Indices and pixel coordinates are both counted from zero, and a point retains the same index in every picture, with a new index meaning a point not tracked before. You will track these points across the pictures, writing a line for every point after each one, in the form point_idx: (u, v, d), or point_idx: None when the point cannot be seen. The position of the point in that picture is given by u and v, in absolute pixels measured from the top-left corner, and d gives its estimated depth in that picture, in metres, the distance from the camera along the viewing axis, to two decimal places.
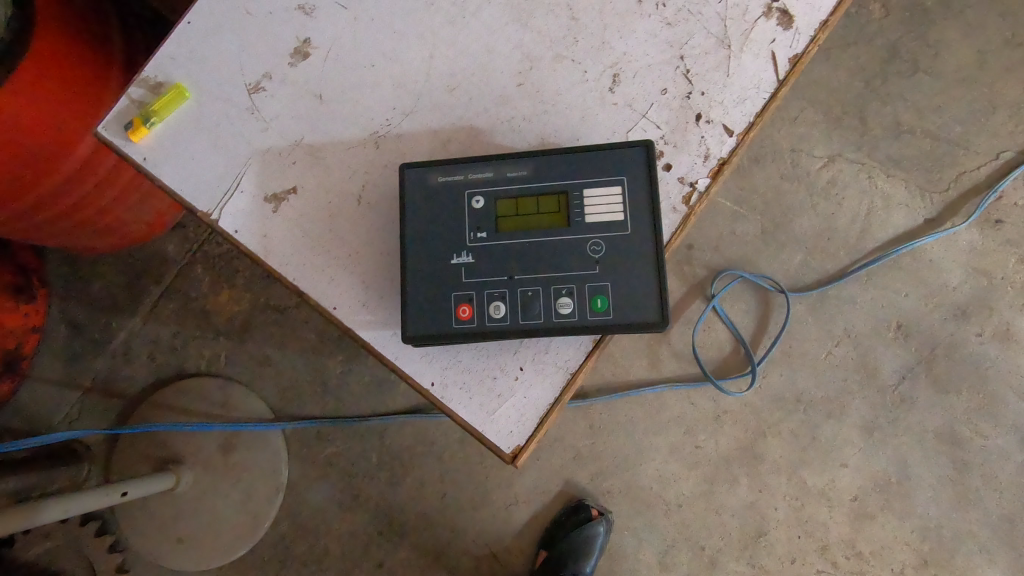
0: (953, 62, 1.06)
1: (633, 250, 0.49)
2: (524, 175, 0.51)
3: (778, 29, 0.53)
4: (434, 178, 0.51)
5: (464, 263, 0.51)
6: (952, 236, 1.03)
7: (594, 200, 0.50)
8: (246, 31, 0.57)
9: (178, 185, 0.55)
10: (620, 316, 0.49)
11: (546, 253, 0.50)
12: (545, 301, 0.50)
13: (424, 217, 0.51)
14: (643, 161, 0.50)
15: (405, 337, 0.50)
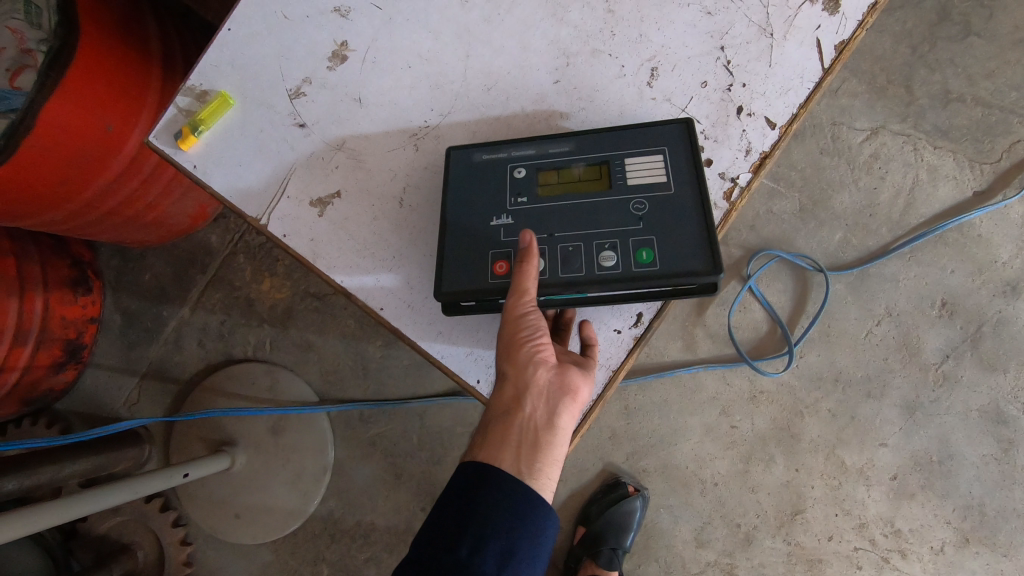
0: (1007, 23, 1.01)
1: (678, 206, 0.48)
2: (564, 146, 0.51)
3: (823, 15, 0.51)
4: (477, 155, 0.53)
5: (503, 226, 0.51)
6: (1003, 209, 0.99)
7: (635, 166, 0.50)
8: (284, 35, 0.58)
9: (227, 191, 0.57)
10: (667, 266, 0.47)
11: (587, 212, 0.50)
12: (588, 255, 0.48)
13: (465, 188, 0.52)
14: (685, 130, 0.50)
15: (440, 291, 0.50)
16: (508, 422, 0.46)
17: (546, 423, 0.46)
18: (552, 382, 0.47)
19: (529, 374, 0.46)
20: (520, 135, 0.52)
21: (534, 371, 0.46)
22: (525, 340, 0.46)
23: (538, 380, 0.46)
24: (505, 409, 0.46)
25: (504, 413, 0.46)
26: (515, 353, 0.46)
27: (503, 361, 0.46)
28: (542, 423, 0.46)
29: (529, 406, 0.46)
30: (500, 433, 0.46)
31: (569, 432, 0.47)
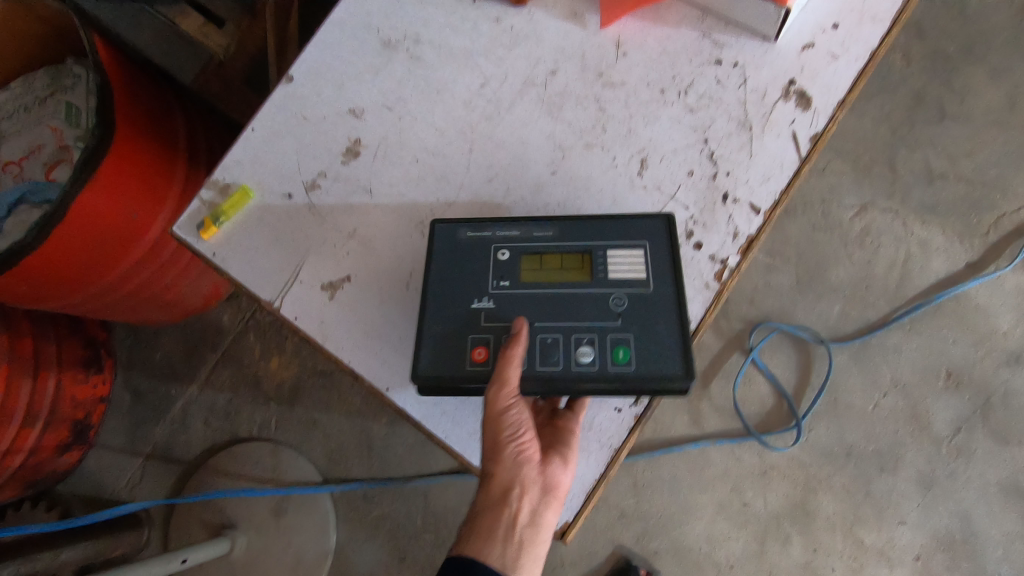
0: (980, 105, 1.07)
1: (655, 304, 0.51)
2: (546, 232, 0.54)
3: (797, 111, 0.56)
4: (461, 233, 0.55)
5: (483, 308, 0.52)
6: (997, 279, 1.01)
7: (617, 259, 0.52)
8: (303, 134, 0.63)
9: (244, 276, 0.60)
10: (638, 368, 0.49)
11: (566, 303, 0.52)
12: (566, 351, 0.51)
13: (450, 268, 0.54)
14: (665, 225, 0.53)
15: (415, 374, 0.51)
16: (494, 518, 0.46)
17: (531, 519, 0.46)
18: (537, 478, 0.47)
19: (515, 468, 0.46)
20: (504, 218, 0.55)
21: (521, 465, 0.46)
22: (512, 436, 0.47)
23: (524, 474, 0.47)
24: (492, 501, 0.46)
25: (490, 508, 0.46)
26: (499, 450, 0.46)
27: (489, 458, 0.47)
28: (529, 518, 0.46)
29: (516, 499, 0.46)
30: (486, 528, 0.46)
31: (552, 528, 0.47)
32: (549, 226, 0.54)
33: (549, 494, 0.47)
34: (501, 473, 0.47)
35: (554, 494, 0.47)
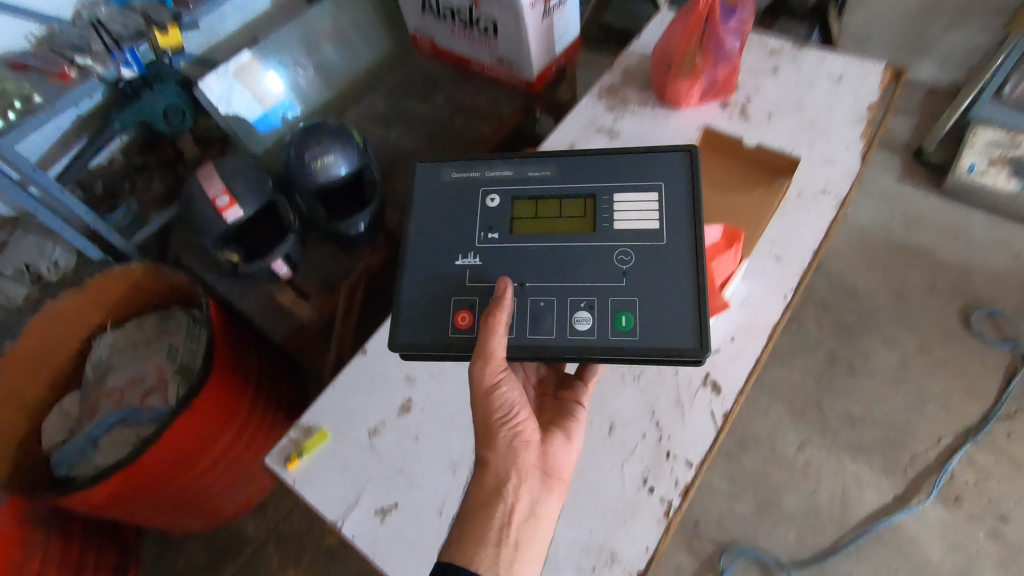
0: (881, 363, 1.36)
1: (664, 266, 0.70)
2: (543, 174, 0.76)
3: (712, 394, 0.82)
4: (447, 171, 0.77)
5: (464, 263, 0.73)
6: (921, 511, 1.21)
7: (618, 203, 0.73)
8: (370, 393, 0.88)
9: (317, 501, 0.81)
10: (643, 338, 0.67)
11: (569, 250, 0.72)
12: (570, 316, 0.69)
13: (441, 200, 0.76)
14: (684, 166, 0.73)
15: (393, 343, 0.70)
16: (495, 498, 0.61)
17: (528, 505, 0.62)
18: (532, 467, 0.64)
19: (513, 453, 0.62)
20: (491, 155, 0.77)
21: (515, 449, 0.63)
22: (502, 417, 0.63)
23: (520, 459, 0.63)
24: (495, 482, 0.61)
25: (494, 487, 0.61)
26: (493, 441, 0.62)
27: (484, 447, 0.62)
28: (526, 502, 0.62)
29: (510, 474, 0.62)
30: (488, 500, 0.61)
31: (546, 511, 0.63)
32: (549, 167, 0.76)
33: (540, 488, 0.64)
34: (500, 449, 0.62)
35: (545, 484, 0.65)
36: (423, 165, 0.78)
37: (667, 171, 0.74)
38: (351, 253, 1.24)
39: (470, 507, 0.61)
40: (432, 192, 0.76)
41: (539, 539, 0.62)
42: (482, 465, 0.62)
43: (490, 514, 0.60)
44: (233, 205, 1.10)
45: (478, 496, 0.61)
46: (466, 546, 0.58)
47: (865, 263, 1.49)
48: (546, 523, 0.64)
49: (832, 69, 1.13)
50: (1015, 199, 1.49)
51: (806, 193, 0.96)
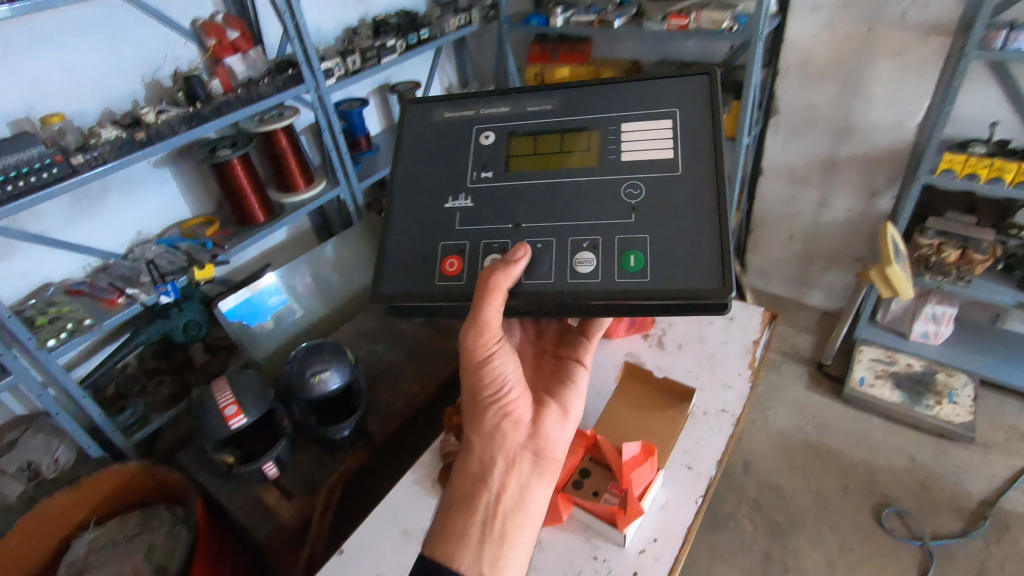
0: (810, 561, 1.48)
1: (681, 199, 0.76)
2: (545, 109, 0.84)
3: None
4: (438, 113, 0.88)
5: (457, 204, 0.81)
6: None
7: (628, 131, 0.80)
8: None
9: None
10: (653, 277, 0.72)
11: (575, 182, 0.79)
12: (572, 255, 0.75)
13: (438, 137, 0.86)
14: (706, 90, 0.80)
15: (380, 289, 0.78)
16: (482, 478, 0.72)
17: (514, 482, 0.73)
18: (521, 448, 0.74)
19: (500, 436, 0.73)
20: (482, 96, 0.87)
21: (504, 428, 0.73)
22: (493, 401, 0.73)
23: (507, 440, 0.73)
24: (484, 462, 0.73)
25: (480, 467, 0.73)
26: (484, 426, 0.73)
27: (475, 431, 0.73)
28: (511, 482, 0.73)
29: (498, 454, 0.73)
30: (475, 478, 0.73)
31: (530, 480, 0.74)
32: (550, 103, 0.85)
33: (528, 466, 0.74)
34: (489, 431, 0.73)
35: (532, 462, 0.75)
36: (413, 106, 0.89)
37: (689, 101, 0.80)
38: (335, 454, 1.41)
39: (464, 475, 0.73)
40: (431, 133, 0.87)
41: (526, 508, 0.73)
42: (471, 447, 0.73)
43: (475, 496, 0.72)
44: (240, 413, 1.28)
45: (468, 472, 0.73)
46: (457, 510, 0.72)
47: (787, 465, 1.70)
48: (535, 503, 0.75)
49: (726, 310, 1.45)
50: (900, 408, 1.76)
51: (709, 412, 1.21)
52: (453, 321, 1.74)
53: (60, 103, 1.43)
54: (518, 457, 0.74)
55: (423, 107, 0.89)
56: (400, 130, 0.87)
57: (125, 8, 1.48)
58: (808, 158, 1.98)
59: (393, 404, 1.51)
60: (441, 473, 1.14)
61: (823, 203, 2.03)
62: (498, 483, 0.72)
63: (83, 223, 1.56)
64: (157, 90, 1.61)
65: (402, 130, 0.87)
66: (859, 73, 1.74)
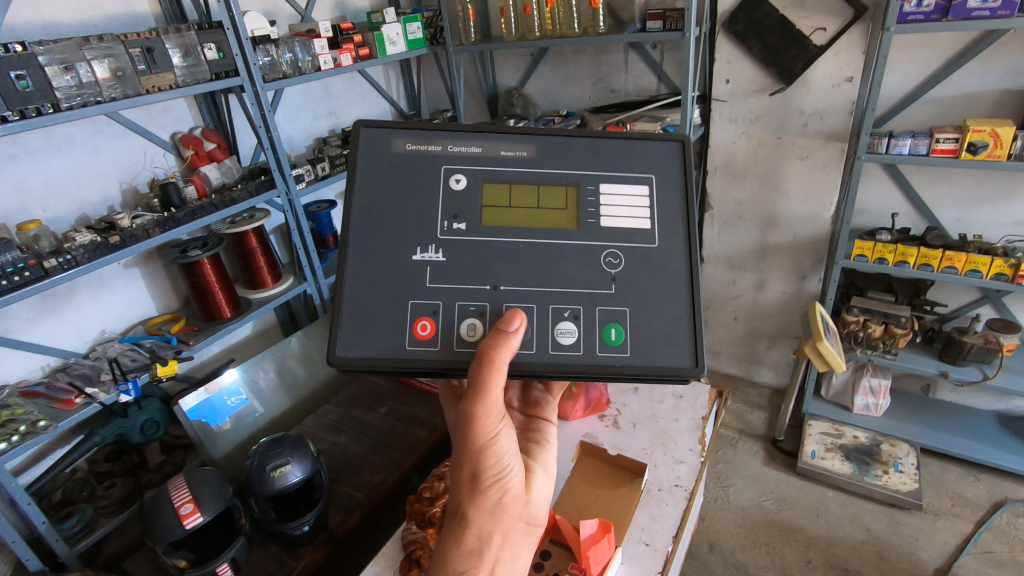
0: None
1: (656, 272, 0.70)
2: (519, 155, 0.72)
3: None
4: (399, 143, 0.72)
5: (423, 257, 0.68)
6: None
7: (608, 194, 0.72)
8: None
9: None
10: (634, 352, 0.67)
11: (552, 245, 0.69)
12: (552, 328, 0.67)
13: (392, 172, 0.71)
14: (681, 162, 0.73)
15: (336, 357, 0.65)
16: (476, 562, 0.57)
17: (510, 560, 0.59)
18: (517, 519, 0.61)
19: (499, 506, 0.59)
20: (451, 126, 0.72)
21: (504, 505, 0.59)
22: (491, 471, 0.59)
23: (507, 511, 0.60)
24: (478, 537, 0.58)
25: (473, 552, 0.58)
26: (480, 502, 0.58)
27: (469, 507, 0.58)
28: (506, 563, 0.59)
29: (496, 530, 0.59)
30: (467, 561, 0.57)
31: (524, 561, 0.61)
32: (526, 148, 0.73)
33: (522, 541, 0.61)
34: (487, 503, 0.59)
35: (526, 536, 0.62)
36: (367, 132, 0.73)
37: (664, 170, 0.73)
38: (293, 552, 1.38)
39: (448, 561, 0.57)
40: (389, 166, 0.71)
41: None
42: (465, 521, 0.58)
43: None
44: (195, 511, 1.25)
45: (457, 550, 0.58)
46: None
47: (750, 542, 1.72)
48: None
49: (675, 388, 1.54)
50: (851, 479, 1.83)
51: (663, 487, 1.26)
52: (416, 410, 1.78)
53: (37, 210, 1.50)
54: (516, 535, 0.60)
55: (377, 133, 0.73)
56: (352, 158, 0.71)
57: (110, 125, 1.60)
58: (741, 246, 2.18)
59: (355, 496, 1.50)
60: (404, 564, 1.12)
61: (760, 285, 2.21)
62: (494, 565, 0.58)
63: (47, 323, 1.57)
64: (133, 196, 1.71)
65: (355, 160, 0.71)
66: (776, 174, 1.98)
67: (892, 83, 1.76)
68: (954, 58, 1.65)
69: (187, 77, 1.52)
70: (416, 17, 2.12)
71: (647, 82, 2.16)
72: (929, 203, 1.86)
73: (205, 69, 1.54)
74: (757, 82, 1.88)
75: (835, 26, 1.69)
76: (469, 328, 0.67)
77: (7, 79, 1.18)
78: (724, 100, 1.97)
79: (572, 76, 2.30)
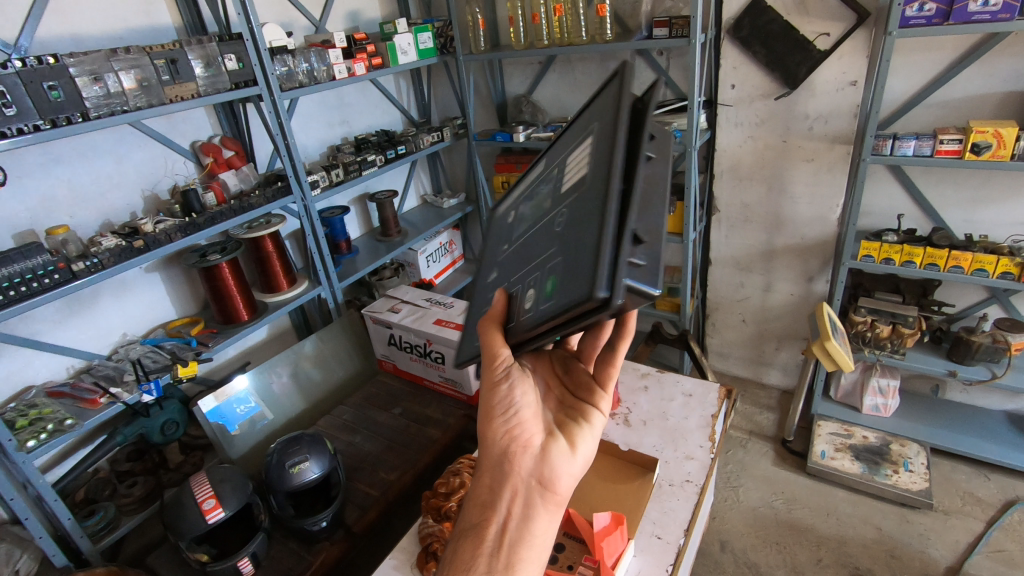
0: None
1: (573, 209, 0.54)
2: (545, 167, 0.72)
3: None
4: (501, 208, 0.82)
5: (491, 273, 0.70)
6: None
7: (570, 167, 0.61)
8: None
9: None
10: (552, 296, 0.49)
11: (530, 241, 0.62)
12: (518, 298, 0.55)
13: (494, 232, 0.80)
14: (619, 102, 0.57)
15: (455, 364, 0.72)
16: (487, 512, 0.60)
17: (520, 520, 0.60)
18: (529, 477, 0.61)
19: (507, 457, 0.61)
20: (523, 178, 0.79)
21: (509, 459, 0.61)
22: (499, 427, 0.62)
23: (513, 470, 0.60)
24: (490, 489, 0.61)
25: (483, 505, 0.61)
26: (487, 455, 0.62)
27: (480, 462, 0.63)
28: (517, 521, 0.59)
29: (506, 491, 0.60)
30: (480, 513, 0.61)
31: (537, 522, 0.60)
32: (549, 162, 0.72)
33: (537, 502, 0.60)
34: (495, 455, 0.61)
35: (542, 501, 0.61)
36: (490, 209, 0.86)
37: (605, 112, 0.59)
38: (311, 547, 1.41)
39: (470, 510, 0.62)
40: (495, 228, 0.81)
41: (533, 554, 0.59)
42: (481, 472, 0.62)
43: (478, 533, 0.59)
44: (217, 507, 1.28)
45: (473, 503, 0.62)
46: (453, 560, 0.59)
47: (761, 541, 1.73)
48: (541, 545, 0.59)
49: (685, 388, 1.57)
50: (861, 479, 1.84)
51: (674, 483, 1.28)
52: (429, 411, 1.82)
53: (64, 216, 1.56)
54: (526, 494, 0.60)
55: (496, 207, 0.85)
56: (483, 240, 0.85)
57: (132, 134, 1.66)
58: (747, 249, 2.20)
59: (371, 493, 1.52)
60: (421, 557, 1.14)
61: (767, 287, 2.23)
62: (506, 516, 0.60)
63: (72, 326, 1.62)
64: (154, 203, 1.76)
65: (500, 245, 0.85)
66: (781, 177, 2.01)
67: (895, 86, 1.79)
68: (956, 61, 1.68)
69: (208, 86, 1.57)
70: (427, 27, 2.17)
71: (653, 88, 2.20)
72: (935, 204, 1.88)
73: (225, 79, 1.59)
74: (762, 87, 1.92)
75: (839, 31, 1.72)
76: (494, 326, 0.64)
77: (39, 89, 1.23)
78: (729, 105, 2.01)
79: (580, 83, 2.34)
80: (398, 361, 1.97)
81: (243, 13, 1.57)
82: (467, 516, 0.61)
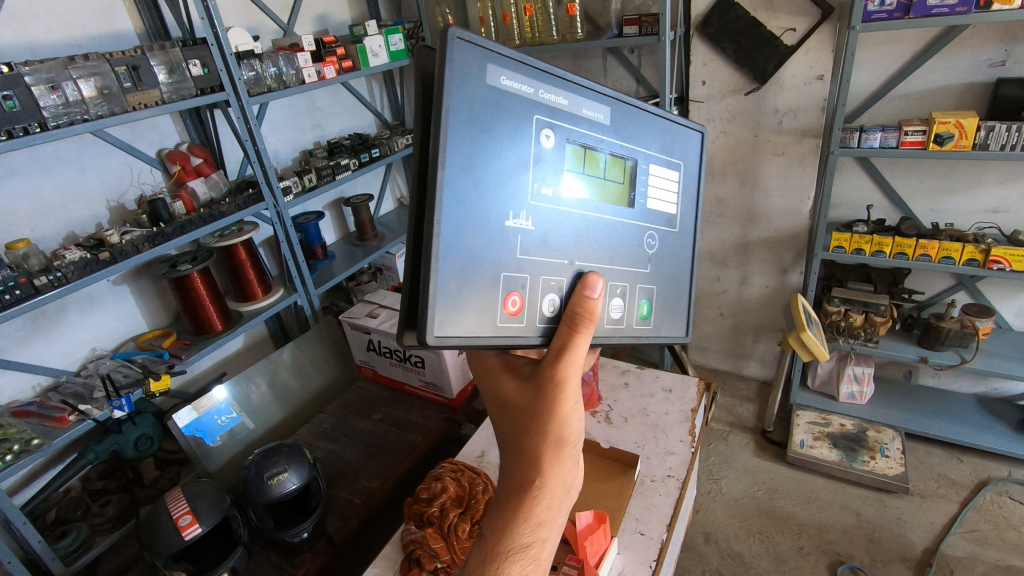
0: None
1: (668, 249, 0.71)
2: (598, 116, 0.59)
3: None
4: (492, 75, 0.50)
5: (512, 227, 0.54)
6: None
7: (655, 176, 0.67)
8: None
9: None
10: (654, 324, 0.71)
11: (608, 224, 0.62)
12: (607, 304, 0.64)
13: (486, 115, 0.50)
14: (698, 164, 0.72)
15: (429, 337, 0.49)
16: (540, 528, 0.58)
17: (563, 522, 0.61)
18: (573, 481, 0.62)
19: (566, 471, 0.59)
20: (548, 65, 0.54)
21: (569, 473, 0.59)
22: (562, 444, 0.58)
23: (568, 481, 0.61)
24: (547, 507, 0.58)
25: (537, 523, 0.57)
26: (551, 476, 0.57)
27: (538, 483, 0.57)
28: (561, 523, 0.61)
29: (560, 506, 0.59)
30: (531, 533, 0.58)
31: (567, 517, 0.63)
32: (603, 109, 0.60)
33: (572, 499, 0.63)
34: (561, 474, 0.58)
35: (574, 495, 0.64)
36: (462, 44, 0.48)
37: (690, 153, 0.71)
38: (292, 560, 1.39)
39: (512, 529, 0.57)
40: (481, 107, 0.50)
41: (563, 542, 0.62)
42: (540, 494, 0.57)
43: (529, 552, 0.57)
44: (194, 522, 1.25)
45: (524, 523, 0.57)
46: None
47: (744, 532, 1.74)
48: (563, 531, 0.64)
49: (664, 383, 1.58)
50: (839, 466, 1.88)
51: (655, 478, 1.29)
52: (410, 415, 1.80)
53: (25, 229, 1.51)
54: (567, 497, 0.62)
55: (471, 49, 0.49)
56: (438, 84, 0.47)
57: (96, 143, 1.61)
58: (723, 243, 2.23)
59: (353, 502, 1.51)
60: (405, 565, 1.13)
61: (743, 281, 2.26)
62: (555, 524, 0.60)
63: (38, 342, 1.57)
64: (121, 214, 1.72)
65: (426, 97, 0.51)
66: (754, 172, 2.04)
67: (860, 80, 1.83)
68: (918, 54, 1.71)
69: (172, 93, 1.54)
70: (397, 28, 2.15)
71: (626, 86, 2.22)
72: (902, 195, 1.92)
73: (190, 85, 1.56)
74: (732, 83, 1.94)
75: (804, 27, 1.75)
76: (551, 306, 0.58)
77: None
78: (701, 101, 2.03)
79: None
80: (377, 367, 1.95)
81: (207, 17, 1.53)
82: (512, 538, 0.57)
